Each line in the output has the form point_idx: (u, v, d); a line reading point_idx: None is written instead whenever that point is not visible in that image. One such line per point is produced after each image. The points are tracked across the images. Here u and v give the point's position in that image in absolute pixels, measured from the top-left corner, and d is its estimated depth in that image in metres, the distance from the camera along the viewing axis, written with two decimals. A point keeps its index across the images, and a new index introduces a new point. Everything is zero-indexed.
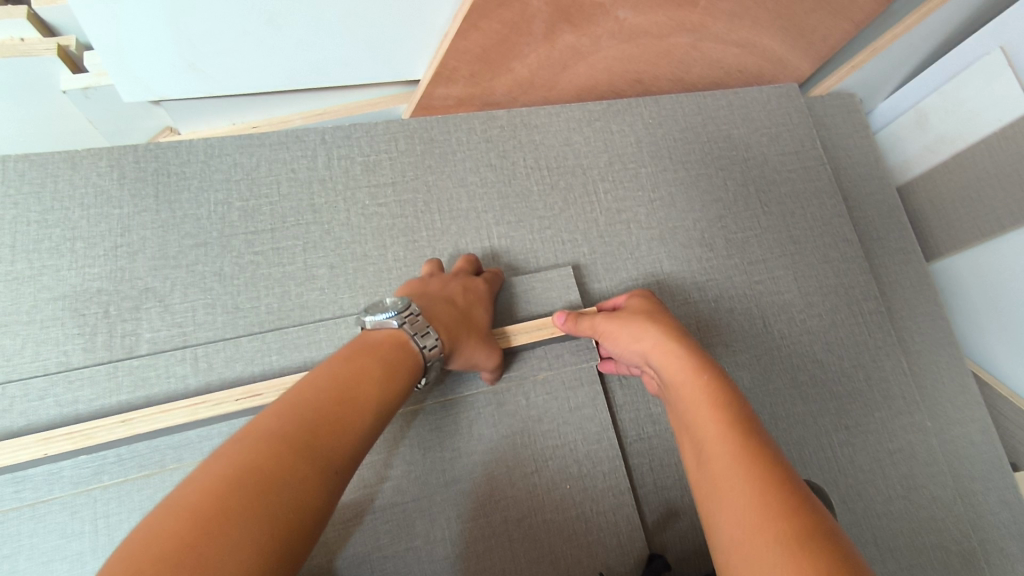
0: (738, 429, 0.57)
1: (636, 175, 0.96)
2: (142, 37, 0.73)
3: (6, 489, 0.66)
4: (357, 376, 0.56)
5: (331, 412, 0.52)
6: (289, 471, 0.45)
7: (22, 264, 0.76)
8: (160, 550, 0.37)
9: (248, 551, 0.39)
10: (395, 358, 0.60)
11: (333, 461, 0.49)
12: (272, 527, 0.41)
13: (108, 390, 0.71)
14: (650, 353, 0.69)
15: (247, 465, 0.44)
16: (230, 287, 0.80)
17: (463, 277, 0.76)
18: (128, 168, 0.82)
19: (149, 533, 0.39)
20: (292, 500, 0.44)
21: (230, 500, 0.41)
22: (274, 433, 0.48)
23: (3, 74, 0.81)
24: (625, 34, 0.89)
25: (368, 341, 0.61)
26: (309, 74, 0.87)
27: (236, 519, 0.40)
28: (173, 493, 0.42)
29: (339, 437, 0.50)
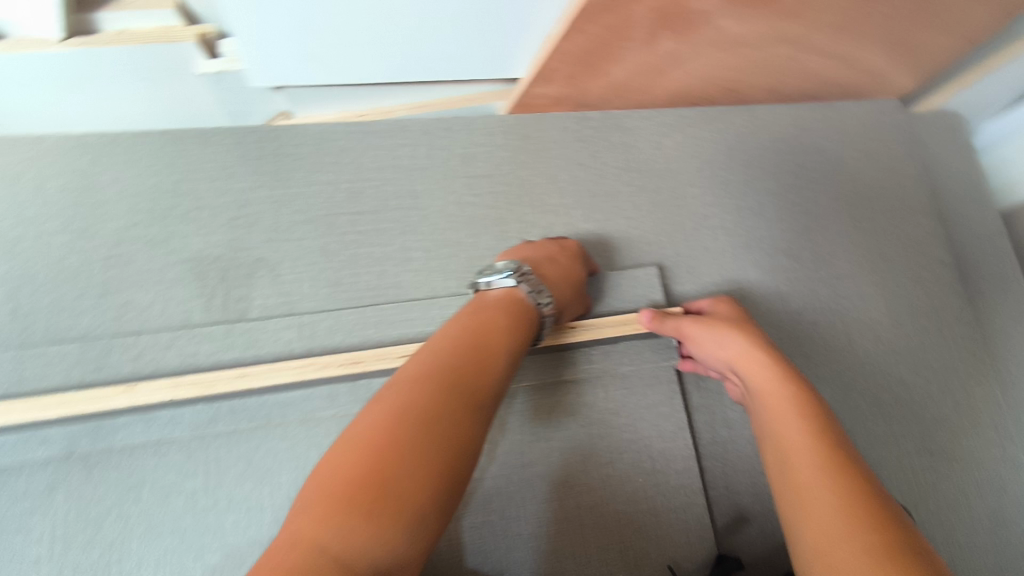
0: (816, 419, 0.60)
1: (725, 183, 0.96)
2: (274, 30, 0.80)
3: (136, 426, 0.74)
4: (485, 328, 0.66)
5: (468, 358, 0.62)
6: (438, 434, 0.53)
7: (156, 228, 0.85)
8: (354, 471, 0.49)
9: (420, 474, 0.50)
10: (514, 313, 0.69)
11: (471, 428, 0.56)
12: (434, 456, 0.52)
13: (222, 346, 0.78)
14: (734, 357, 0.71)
15: (409, 401, 0.55)
16: (333, 262, 0.85)
17: (555, 240, 0.84)
18: (250, 147, 0.90)
19: (343, 455, 0.51)
20: (443, 462, 0.52)
21: (400, 431, 0.52)
22: (426, 374, 0.58)
23: (151, 59, 0.89)
24: (726, 43, 0.88)
25: (489, 302, 0.71)
26: (417, 65, 0.91)
27: (402, 459, 0.50)
28: (355, 424, 0.54)
29: (476, 378, 0.60)
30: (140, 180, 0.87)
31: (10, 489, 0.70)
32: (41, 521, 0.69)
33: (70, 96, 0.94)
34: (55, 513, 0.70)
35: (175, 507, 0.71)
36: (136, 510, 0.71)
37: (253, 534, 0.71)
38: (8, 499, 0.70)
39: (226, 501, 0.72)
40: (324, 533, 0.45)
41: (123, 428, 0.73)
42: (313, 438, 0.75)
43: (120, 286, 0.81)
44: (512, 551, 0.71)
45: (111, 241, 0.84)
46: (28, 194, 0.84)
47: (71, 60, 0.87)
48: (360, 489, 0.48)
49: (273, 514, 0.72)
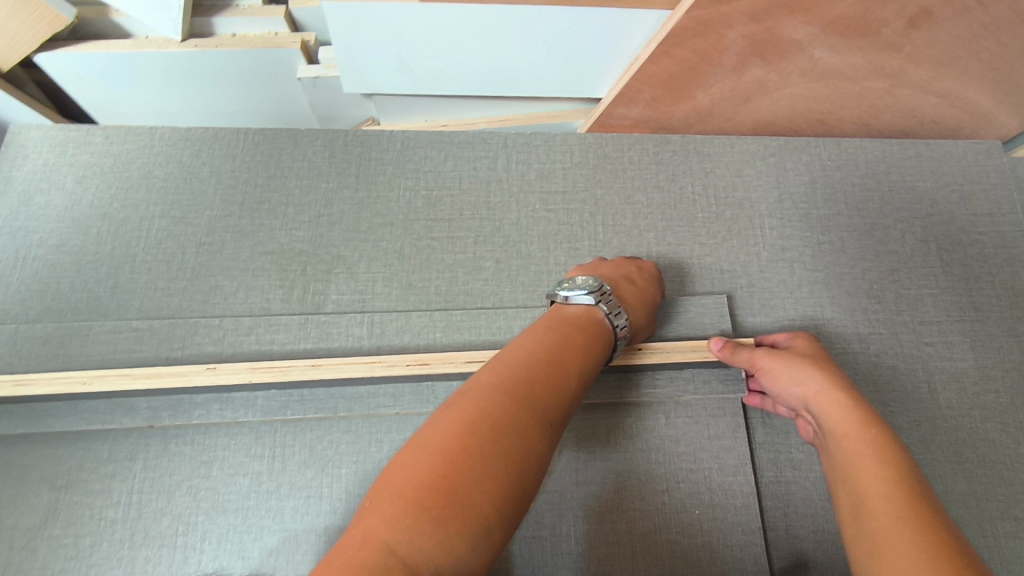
0: (897, 463, 0.58)
1: (805, 215, 0.94)
2: (373, 39, 0.85)
3: (212, 405, 0.77)
4: (562, 345, 0.67)
5: (543, 372, 0.63)
6: (507, 448, 0.54)
7: (246, 219, 0.90)
8: (424, 469, 0.51)
9: (486, 482, 0.52)
10: (590, 333, 0.70)
11: (537, 447, 0.57)
12: (500, 466, 0.53)
13: (297, 337, 0.81)
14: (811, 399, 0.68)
15: (482, 408, 0.57)
16: (407, 265, 0.88)
17: (633, 260, 0.84)
18: (338, 149, 0.94)
19: (414, 451, 0.53)
20: (509, 479, 0.53)
21: (472, 438, 0.54)
22: (501, 384, 0.60)
23: (257, 62, 0.95)
24: (818, 74, 0.88)
25: (567, 317, 0.72)
26: (505, 82, 0.94)
27: (471, 465, 0.52)
28: (429, 422, 0.56)
29: (549, 394, 0.61)
30: (236, 175, 0.92)
31: (97, 453, 0.75)
32: (123, 484, 0.74)
33: (181, 92, 1.01)
34: (134, 480, 0.74)
35: (240, 488, 0.74)
36: (204, 486, 0.74)
37: (308, 523, 0.73)
38: (94, 461, 0.75)
39: (288, 486, 0.75)
40: (395, 532, 0.47)
41: (200, 406, 0.77)
42: (374, 434, 0.77)
43: (209, 272, 0.86)
44: (559, 570, 0.71)
45: (205, 229, 0.89)
46: (138, 180, 0.92)
47: (187, 59, 0.93)
48: (427, 489, 0.50)
49: (329, 505, 0.74)
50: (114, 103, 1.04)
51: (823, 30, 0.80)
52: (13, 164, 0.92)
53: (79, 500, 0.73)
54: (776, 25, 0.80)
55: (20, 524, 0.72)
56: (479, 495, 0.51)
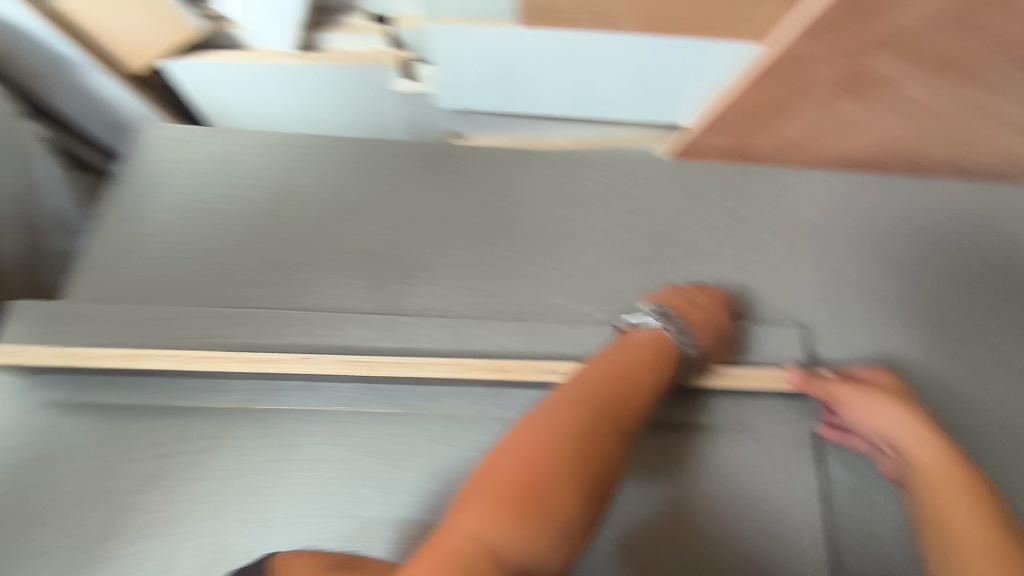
0: (977, 501, 0.62)
1: (887, 252, 0.92)
2: (472, 57, 0.92)
3: (302, 393, 0.82)
4: (629, 363, 0.71)
5: (611, 387, 0.67)
6: (580, 451, 0.58)
7: (339, 222, 0.95)
8: (505, 469, 0.55)
9: (562, 480, 0.55)
10: (656, 353, 0.74)
11: (609, 451, 0.60)
12: (574, 467, 0.57)
13: (380, 335, 0.85)
14: (895, 433, 0.70)
15: (556, 415, 0.61)
16: (486, 274, 0.91)
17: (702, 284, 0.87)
18: (428, 162, 1.00)
19: (496, 456, 0.58)
20: (587, 479, 0.57)
21: (547, 441, 0.58)
22: (573, 396, 0.64)
23: (359, 76, 1.01)
24: (910, 112, 0.88)
25: (634, 338, 0.76)
26: (590, 104, 0.97)
27: (548, 465, 0.56)
28: (509, 431, 0.61)
29: (617, 407, 0.65)
30: (332, 180, 0.99)
31: (193, 429, 0.81)
32: (214, 460, 0.79)
33: (285, 98, 1.08)
34: (225, 456, 0.79)
35: (321, 473, 0.78)
36: (288, 468, 0.79)
37: (382, 512, 0.76)
38: (190, 436, 0.81)
39: (364, 476, 0.78)
40: (487, 526, 0.51)
41: (291, 393, 0.82)
42: (448, 433, 0.80)
43: (302, 268, 0.92)
44: None
45: (301, 228, 0.95)
46: (244, 180, 0.99)
47: (298, 70, 1.01)
48: (509, 486, 0.54)
49: (403, 498, 0.77)
50: (221, 108, 1.11)
51: (918, 69, 0.82)
52: (137, 159, 1.01)
53: (175, 472, 0.79)
54: (870, 61, 0.81)
55: (122, 488, 0.78)
56: (554, 492, 0.54)
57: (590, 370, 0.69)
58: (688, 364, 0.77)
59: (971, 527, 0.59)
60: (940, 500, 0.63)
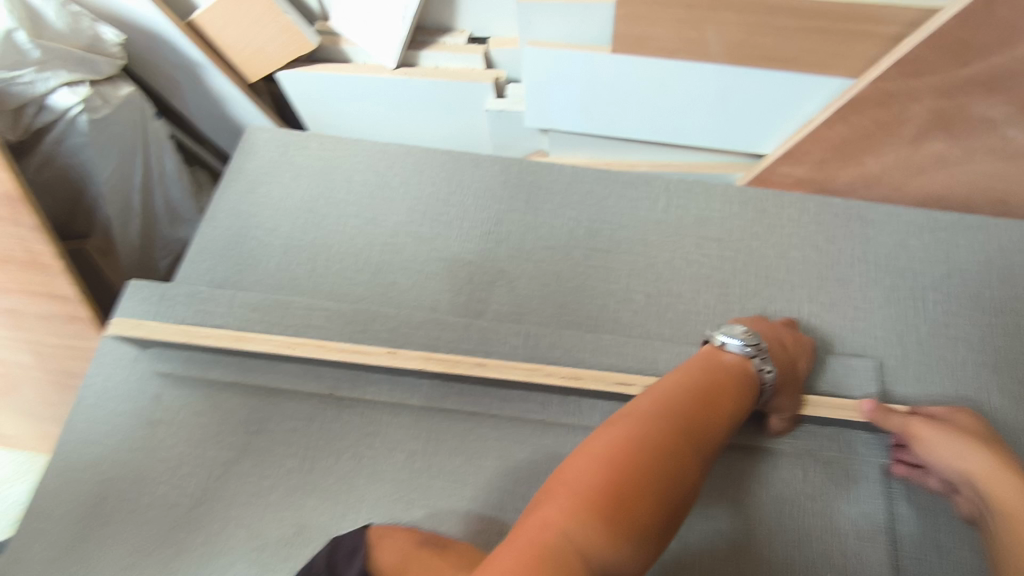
0: None
1: (973, 294, 0.91)
2: (564, 82, 0.97)
3: (385, 385, 0.88)
4: (716, 387, 0.72)
5: (698, 409, 0.69)
6: (669, 469, 0.60)
7: (427, 228, 1.01)
8: (598, 475, 0.57)
9: (652, 496, 0.58)
10: (744, 380, 0.75)
11: (691, 473, 0.62)
12: (664, 484, 0.59)
13: (460, 337, 0.90)
14: (981, 477, 0.71)
15: (647, 431, 0.63)
16: (563, 287, 0.95)
17: (794, 329, 0.85)
18: (513, 177, 1.05)
19: (587, 459, 0.60)
20: (672, 497, 0.59)
21: (639, 455, 0.60)
22: (663, 414, 0.66)
23: (454, 92, 1.07)
24: (1010, 153, 0.87)
25: (722, 362, 0.76)
26: (672, 129, 1.00)
27: (640, 478, 0.58)
28: (598, 436, 0.62)
29: (701, 428, 0.67)
30: (422, 188, 1.05)
31: (283, 410, 0.88)
32: (301, 440, 0.86)
33: (382, 109, 1.15)
34: (312, 437, 0.86)
35: (397, 462, 0.83)
36: (368, 455, 0.84)
37: (452, 504, 0.80)
38: (280, 416, 0.87)
39: (438, 469, 0.83)
40: (574, 526, 0.53)
41: (374, 384, 0.88)
42: (519, 436, 0.84)
43: (390, 269, 0.98)
44: None
45: (392, 232, 1.01)
46: (340, 184, 1.07)
47: (396, 83, 1.07)
48: (602, 492, 0.56)
49: (472, 492, 0.81)
50: (324, 116, 1.20)
51: (1018, 110, 0.82)
52: (247, 159, 1.11)
53: (265, 447, 0.85)
54: (966, 100, 0.83)
55: (216, 457, 0.85)
56: (645, 507, 0.56)
57: (672, 386, 0.71)
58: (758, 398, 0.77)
59: None
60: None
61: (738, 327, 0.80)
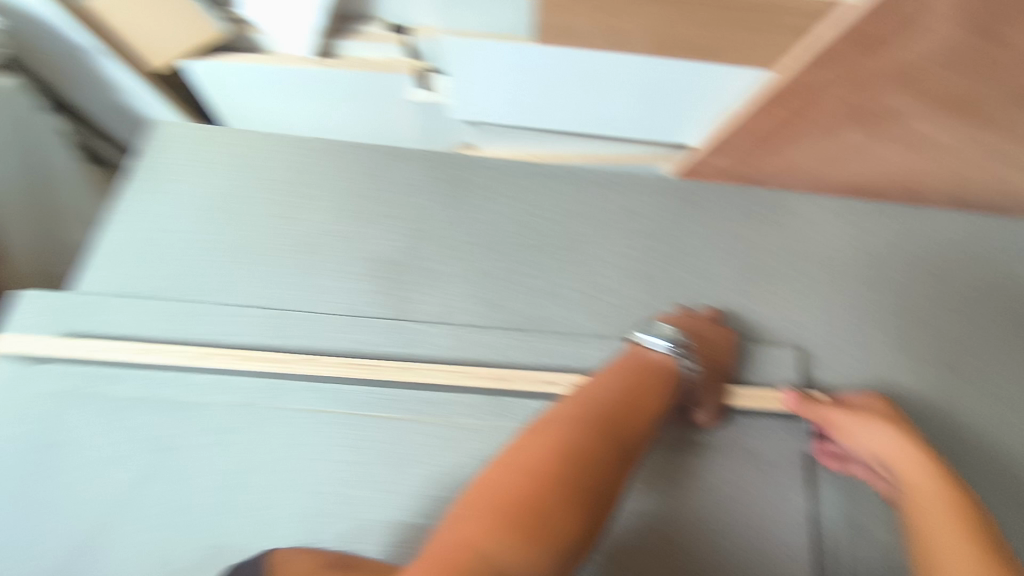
0: (974, 534, 0.60)
1: (885, 279, 0.93)
2: (486, 74, 0.94)
3: (304, 393, 0.84)
4: (638, 388, 0.72)
5: (619, 411, 0.68)
6: (587, 478, 0.59)
7: (349, 226, 0.97)
8: (512, 490, 0.56)
9: (570, 507, 0.56)
10: (666, 377, 0.75)
11: (611, 478, 0.62)
12: (582, 494, 0.58)
13: (386, 340, 0.87)
14: (894, 460, 0.70)
15: (564, 439, 0.62)
16: (491, 284, 0.93)
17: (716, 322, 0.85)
18: (438, 171, 1.02)
19: (501, 475, 0.58)
20: (589, 505, 0.58)
21: (554, 467, 0.59)
22: (581, 419, 0.65)
23: (376, 85, 1.03)
24: (916, 143, 0.90)
25: (645, 361, 0.76)
26: (596, 120, 0.99)
27: (554, 491, 0.57)
28: (513, 450, 0.61)
29: (620, 431, 0.66)
30: (343, 183, 1.01)
31: (195, 424, 0.82)
32: (216, 455, 0.81)
33: (300, 101, 1.10)
34: (227, 451, 0.81)
35: (318, 473, 0.80)
36: (287, 467, 0.80)
37: (378, 514, 0.77)
38: (192, 431, 0.82)
39: (363, 478, 0.79)
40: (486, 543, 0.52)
41: (293, 393, 0.84)
42: (446, 439, 0.81)
43: (310, 270, 0.94)
44: None
45: (312, 231, 0.97)
46: (255, 181, 1.01)
47: (315, 75, 1.03)
48: (516, 507, 0.55)
49: (398, 500, 0.78)
50: (237, 108, 1.13)
51: (925, 103, 0.84)
52: (153, 156, 1.03)
53: (176, 464, 0.80)
54: (877, 92, 0.84)
55: (121, 479, 0.79)
56: (562, 520, 0.55)
57: (597, 393, 0.70)
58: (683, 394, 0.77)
59: (966, 564, 0.58)
60: (935, 534, 0.62)
61: (661, 324, 0.81)
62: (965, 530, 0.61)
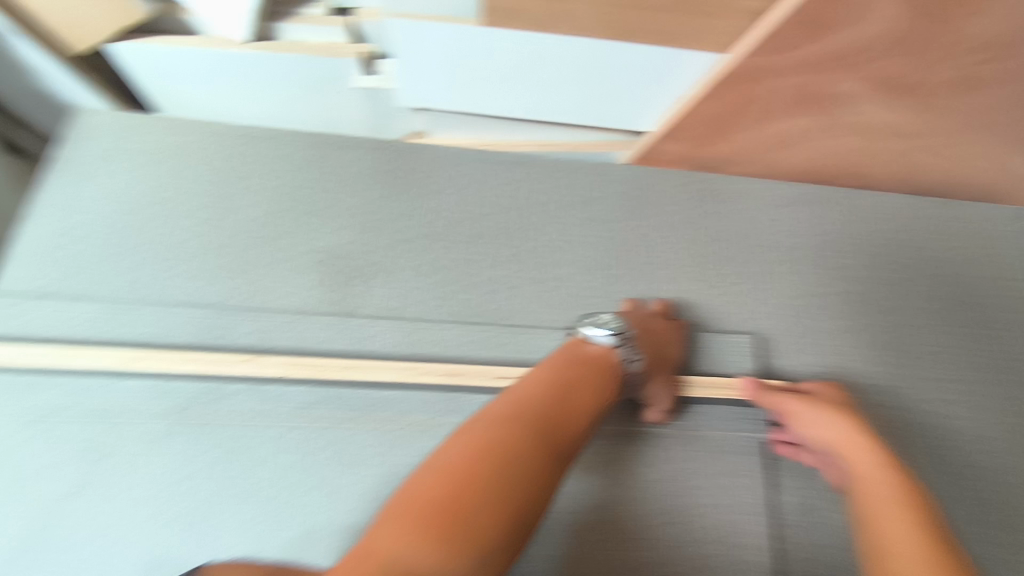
0: (920, 521, 0.60)
1: (834, 266, 0.94)
2: (432, 57, 0.91)
3: (247, 395, 0.80)
4: (575, 381, 0.70)
5: (554, 405, 0.66)
6: (514, 478, 0.57)
7: (293, 219, 0.93)
8: (431, 494, 0.54)
9: (494, 510, 0.54)
10: (605, 369, 0.73)
11: (543, 476, 0.60)
12: (509, 494, 0.56)
13: (334, 337, 0.84)
14: (844, 450, 0.70)
15: (491, 439, 0.59)
16: (444, 277, 0.90)
17: (667, 315, 0.84)
18: (387, 160, 0.98)
19: (423, 480, 0.56)
20: (517, 505, 0.56)
21: (479, 468, 0.56)
22: (512, 416, 0.63)
23: (321, 70, 0.99)
24: (861, 128, 0.91)
25: (584, 353, 0.74)
26: (548, 108, 0.97)
27: (478, 492, 0.55)
28: (439, 453, 0.59)
29: (556, 427, 0.64)
30: (286, 174, 0.96)
31: (129, 432, 0.77)
32: (153, 464, 0.76)
33: (239, 87, 1.04)
34: (165, 459, 0.76)
35: (262, 479, 0.76)
36: (228, 474, 0.76)
37: (326, 520, 0.74)
38: (123, 439, 0.77)
39: (312, 483, 0.76)
40: (397, 551, 0.49)
41: (235, 396, 0.80)
42: (401, 439, 0.78)
43: (252, 266, 0.89)
44: None
45: (253, 224, 0.92)
46: (190, 172, 0.95)
47: (254, 61, 0.97)
48: (433, 512, 0.52)
49: (351, 504, 0.75)
50: (171, 94, 1.07)
51: (869, 87, 0.84)
52: (76, 146, 0.96)
53: (108, 476, 0.75)
54: (824, 78, 0.84)
55: (44, 493, 0.74)
56: (484, 523, 0.53)
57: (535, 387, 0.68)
58: (628, 385, 0.75)
59: (911, 549, 0.57)
60: (880, 521, 0.61)
61: (605, 316, 0.79)
62: (911, 515, 0.60)
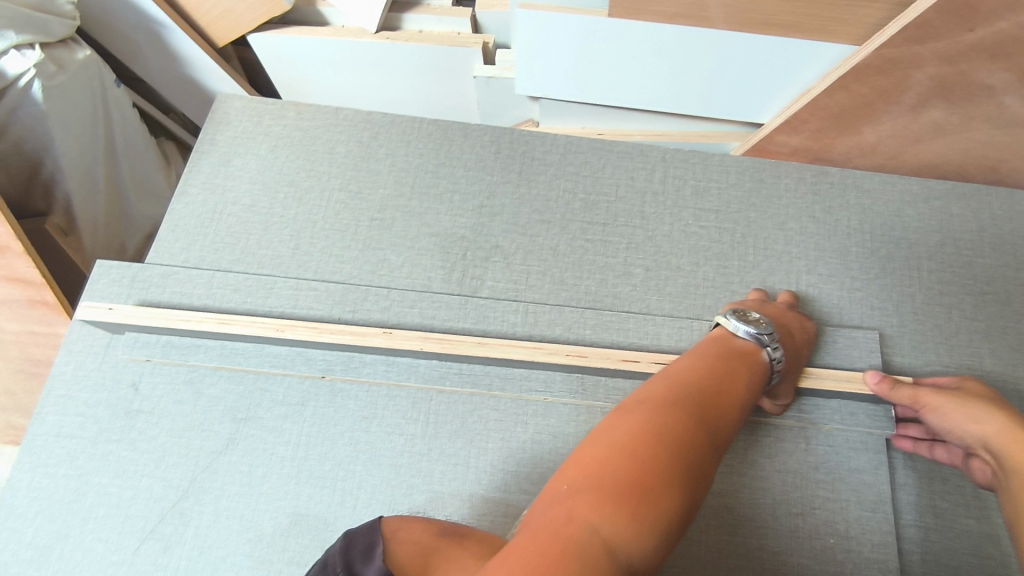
0: None
1: (964, 262, 0.91)
2: (554, 47, 0.93)
3: (380, 365, 0.85)
4: (728, 373, 0.71)
5: (711, 395, 0.67)
6: (689, 460, 0.58)
7: (416, 202, 0.97)
8: (615, 468, 0.55)
9: (676, 487, 0.55)
10: (754, 363, 0.74)
11: (709, 460, 0.61)
12: (686, 475, 0.57)
13: (457, 315, 0.87)
14: (1002, 443, 0.69)
15: (662, 422, 0.61)
16: (561, 262, 0.92)
17: (798, 314, 0.84)
18: (503, 146, 1.01)
19: (601, 454, 0.57)
20: (692, 486, 0.57)
21: (658, 448, 0.57)
22: (675, 401, 0.64)
23: (440, 58, 1.02)
24: (1006, 121, 0.87)
25: (729, 346, 0.75)
26: (663, 98, 0.98)
27: (660, 470, 0.56)
28: (610, 432, 0.60)
29: (715, 416, 0.65)
30: (408, 159, 1.00)
31: (272, 395, 0.84)
32: (295, 424, 0.82)
33: (361, 75, 1.09)
34: (306, 422, 0.82)
35: (395, 445, 0.80)
36: (364, 439, 0.81)
37: (453, 487, 0.78)
38: (269, 401, 0.83)
39: (439, 452, 0.80)
40: (596, 518, 0.51)
41: (367, 366, 0.85)
42: (522, 415, 0.82)
43: (378, 246, 0.94)
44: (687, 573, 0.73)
45: (378, 205, 0.97)
46: (322, 154, 1.01)
47: (376, 49, 1.02)
48: (621, 484, 0.54)
49: (476, 474, 0.79)
50: (301, 81, 1.14)
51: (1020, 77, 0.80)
52: (220, 129, 1.04)
53: (255, 434, 0.81)
54: (969, 67, 0.81)
55: (204, 445, 0.81)
56: (669, 500, 0.54)
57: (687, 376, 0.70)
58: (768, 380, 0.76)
59: None
60: None
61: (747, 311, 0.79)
62: None
